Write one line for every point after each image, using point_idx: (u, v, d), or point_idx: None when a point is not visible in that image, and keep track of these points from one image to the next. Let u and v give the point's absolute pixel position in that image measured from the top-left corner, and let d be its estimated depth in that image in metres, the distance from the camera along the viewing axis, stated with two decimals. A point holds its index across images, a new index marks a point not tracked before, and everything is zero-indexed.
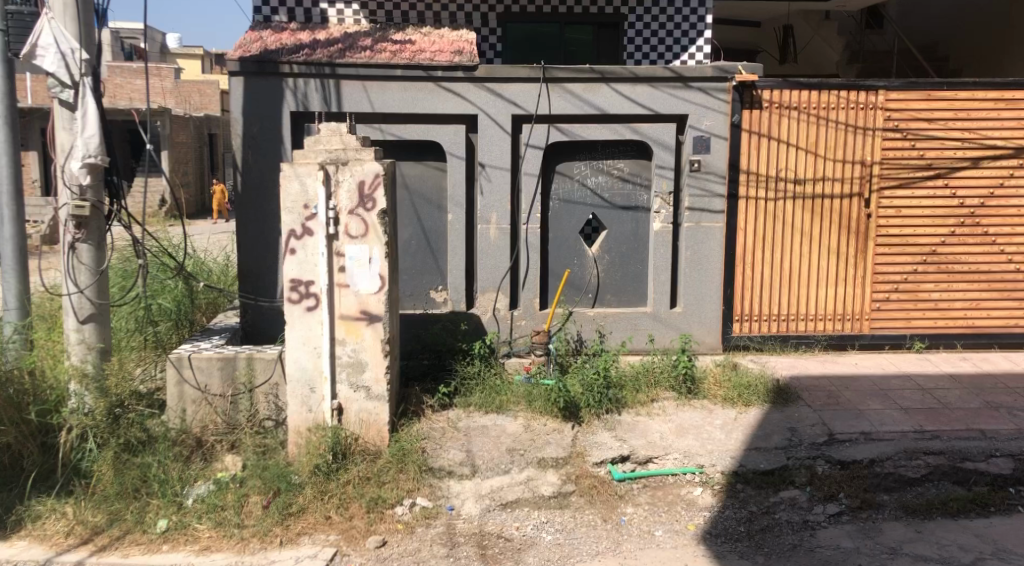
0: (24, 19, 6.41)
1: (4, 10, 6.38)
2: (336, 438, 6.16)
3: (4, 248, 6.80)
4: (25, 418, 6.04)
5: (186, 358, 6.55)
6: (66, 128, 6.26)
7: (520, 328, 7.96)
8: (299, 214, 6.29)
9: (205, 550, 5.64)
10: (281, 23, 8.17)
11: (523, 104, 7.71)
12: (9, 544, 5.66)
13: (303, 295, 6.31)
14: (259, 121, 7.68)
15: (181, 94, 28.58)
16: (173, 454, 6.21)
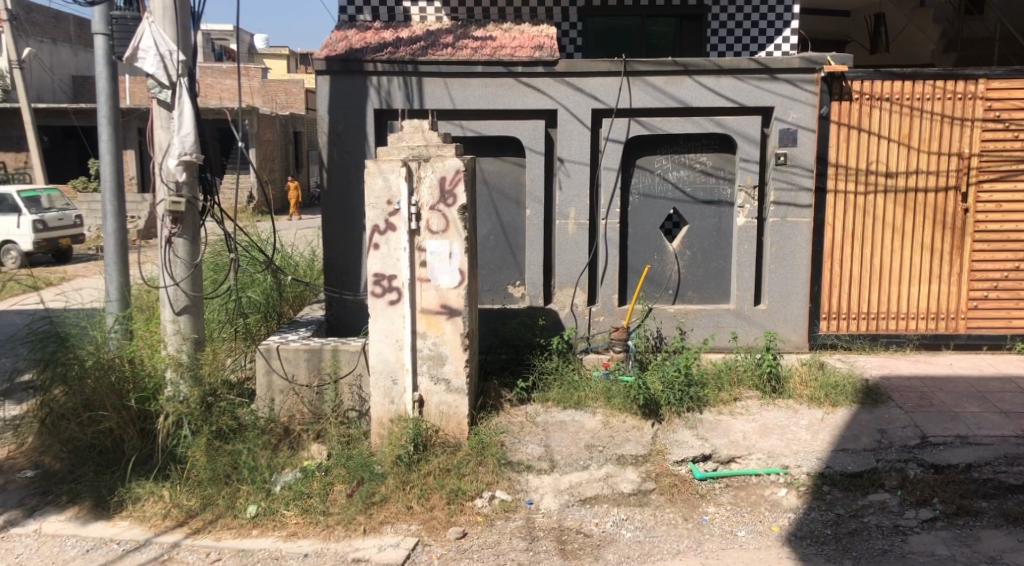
0: (126, 23, 6.66)
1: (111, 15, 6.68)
2: (418, 429, 6.25)
3: (106, 243, 7.08)
4: (126, 404, 6.33)
5: (274, 349, 6.72)
6: (164, 127, 6.47)
7: (598, 324, 7.90)
8: (382, 209, 6.38)
9: (292, 535, 5.78)
10: (366, 22, 8.31)
11: (603, 98, 7.67)
12: (112, 524, 5.94)
13: (386, 288, 6.40)
14: (344, 118, 7.83)
15: (269, 94, 29.40)
16: (263, 441, 6.36)
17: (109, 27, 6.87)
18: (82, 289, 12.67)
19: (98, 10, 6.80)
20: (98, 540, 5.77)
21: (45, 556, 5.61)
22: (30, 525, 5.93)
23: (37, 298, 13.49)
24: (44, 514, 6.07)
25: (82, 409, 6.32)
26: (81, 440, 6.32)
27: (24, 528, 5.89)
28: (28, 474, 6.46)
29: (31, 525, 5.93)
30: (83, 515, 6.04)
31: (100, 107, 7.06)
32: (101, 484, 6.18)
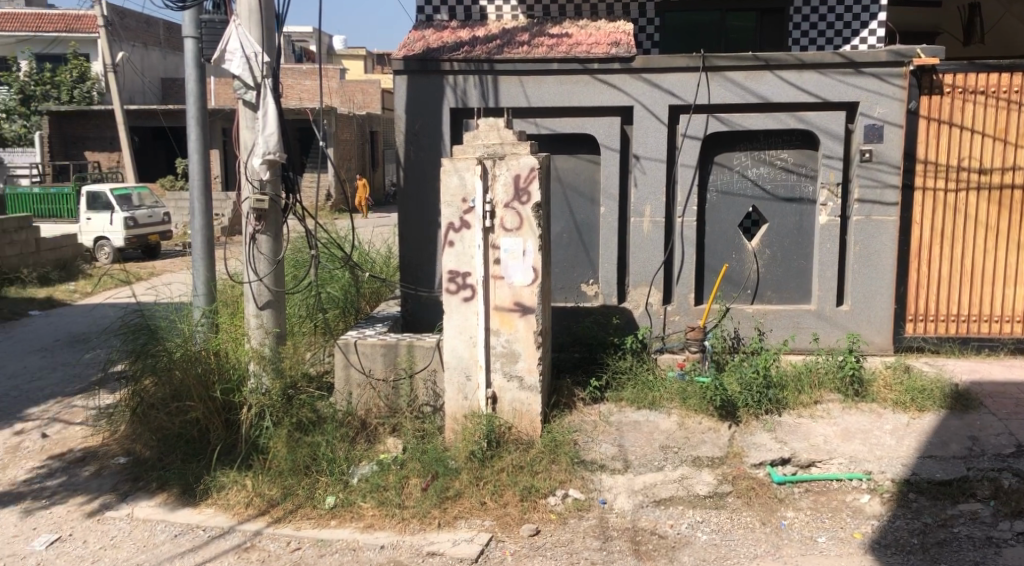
0: (215, 27, 7.08)
1: (200, 19, 7.10)
2: (491, 425, 6.27)
3: (194, 239, 7.39)
4: (211, 395, 6.50)
5: (352, 343, 6.81)
6: (249, 127, 6.63)
7: (673, 324, 7.82)
8: (458, 207, 6.43)
9: (369, 527, 5.84)
10: (443, 21, 8.37)
11: (681, 94, 7.58)
12: (197, 511, 6.08)
13: (460, 285, 6.45)
14: (421, 118, 7.90)
15: (346, 94, 29.91)
16: (340, 434, 6.49)
17: (199, 30, 7.15)
18: (171, 283, 13.06)
19: (188, 15, 7.11)
20: (185, 526, 5.91)
21: (136, 539, 5.79)
22: (122, 509, 6.14)
23: (129, 293, 13.94)
24: (135, 499, 6.27)
25: (170, 399, 6.51)
26: (170, 429, 6.54)
27: (117, 512, 6.10)
28: (121, 461, 6.74)
29: (124, 509, 6.13)
30: (171, 502, 6.20)
31: (189, 107, 7.36)
32: (188, 472, 6.36)
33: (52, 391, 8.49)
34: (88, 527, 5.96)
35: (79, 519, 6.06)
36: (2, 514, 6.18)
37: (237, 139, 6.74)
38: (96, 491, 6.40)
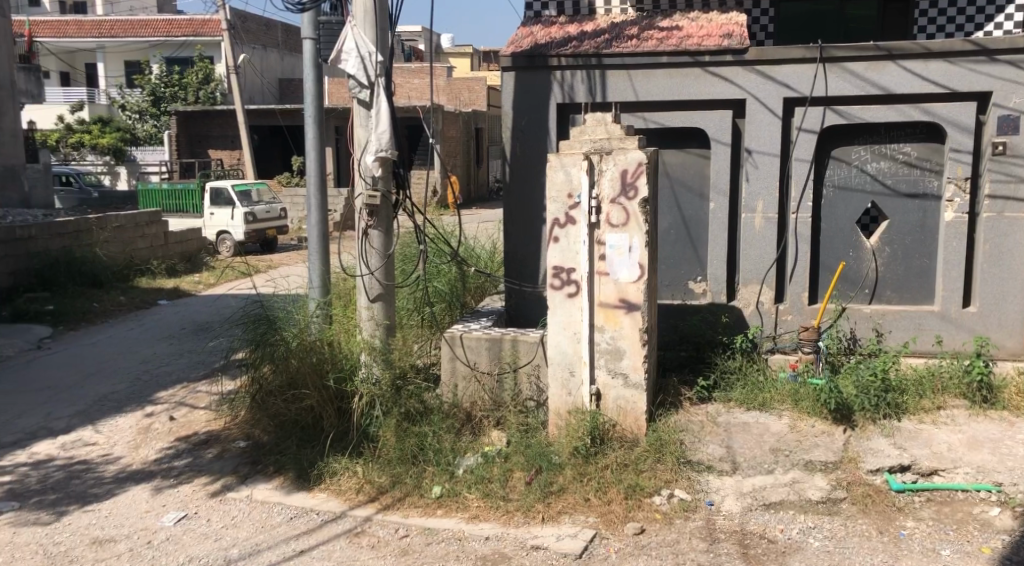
0: (332, 28, 7.32)
1: (319, 21, 7.35)
2: (595, 422, 6.21)
3: (310, 232, 7.79)
4: (325, 384, 6.61)
5: (458, 337, 6.86)
6: (364, 126, 6.80)
7: (786, 324, 7.60)
8: (563, 202, 6.39)
9: (474, 518, 5.86)
10: (551, 16, 8.34)
11: (797, 86, 7.35)
12: (311, 495, 6.25)
13: (564, 281, 6.41)
14: (526, 114, 7.89)
15: (452, 91, 30.22)
16: (446, 425, 6.57)
17: (316, 30, 7.57)
18: (289, 276, 13.45)
19: (306, 17, 7.58)
20: (300, 509, 6.07)
21: (255, 520, 5.97)
22: (243, 491, 6.34)
23: (250, 286, 14.41)
24: (254, 481, 6.47)
25: (286, 387, 6.71)
26: (286, 416, 6.72)
27: (238, 493, 6.31)
28: (241, 444, 6.96)
29: (244, 490, 6.34)
30: (287, 485, 6.37)
31: (307, 107, 7.72)
32: (303, 457, 6.52)
33: (179, 376, 8.84)
34: (211, 506, 6.17)
35: (202, 498, 6.28)
36: (134, 490, 6.45)
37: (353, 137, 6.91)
38: (219, 472, 6.63)
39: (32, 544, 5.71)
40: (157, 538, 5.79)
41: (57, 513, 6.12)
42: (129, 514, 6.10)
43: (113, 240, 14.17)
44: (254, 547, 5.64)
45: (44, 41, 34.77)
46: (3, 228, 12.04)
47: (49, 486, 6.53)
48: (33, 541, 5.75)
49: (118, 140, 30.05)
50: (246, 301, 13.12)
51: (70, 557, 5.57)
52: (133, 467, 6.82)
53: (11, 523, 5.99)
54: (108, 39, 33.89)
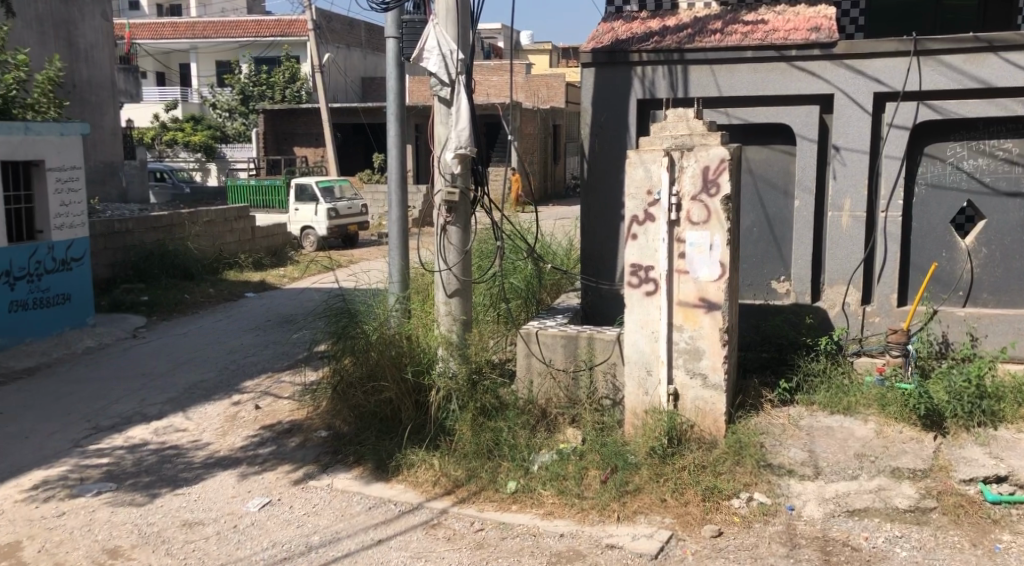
0: (415, 28, 7.41)
1: (402, 20, 7.44)
2: (673, 422, 6.12)
3: (391, 228, 7.89)
4: (403, 377, 6.66)
5: (534, 333, 6.82)
6: (444, 123, 6.83)
7: (873, 326, 7.35)
8: (642, 199, 6.30)
9: (549, 515, 5.83)
10: (633, 11, 8.22)
11: (889, 81, 7.10)
12: (389, 485, 6.31)
13: (643, 279, 6.31)
14: (606, 110, 7.80)
15: (531, 89, 30.28)
16: (522, 421, 6.54)
17: (399, 28, 7.67)
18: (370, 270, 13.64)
19: (389, 16, 7.71)
20: (378, 499, 6.14)
21: (336, 508, 6.05)
22: (324, 479, 6.43)
23: (333, 280, 14.66)
24: (335, 470, 6.56)
25: (366, 379, 6.78)
26: (366, 407, 6.81)
27: (318, 481, 6.40)
28: (323, 434, 7.07)
29: (325, 479, 6.43)
30: (366, 475, 6.45)
31: (390, 104, 7.84)
32: (381, 449, 6.60)
33: (263, 366, 9.03)
34: (294, 493, 6.27)
35: (286, 486, 6.39)
36: (221, 475, 6.59)
37: (433, 134, 6.95)
38: (301, 460, 6.74)
39: (128, 524, 5.88)
40: (242, 522, 5.91)
41: (150, 495, 6.29)
42: (217, 499, 6.23)
43: (204, 234, 14.60)
44: (334, 535, 5.72)
45: (142, 42, 35.87)
46: (102, 222, 12.47)
47: (143, 469, 6.73)
48: (129, 521, 5.92)
49: (209, 139, 30.70)
50: (328, 295, 13.32)
51: (162, 537, 5.72)
52: (221, 453, 6.98)
53: (108, 502, 6.19)
54: (201, 40, 34.90)
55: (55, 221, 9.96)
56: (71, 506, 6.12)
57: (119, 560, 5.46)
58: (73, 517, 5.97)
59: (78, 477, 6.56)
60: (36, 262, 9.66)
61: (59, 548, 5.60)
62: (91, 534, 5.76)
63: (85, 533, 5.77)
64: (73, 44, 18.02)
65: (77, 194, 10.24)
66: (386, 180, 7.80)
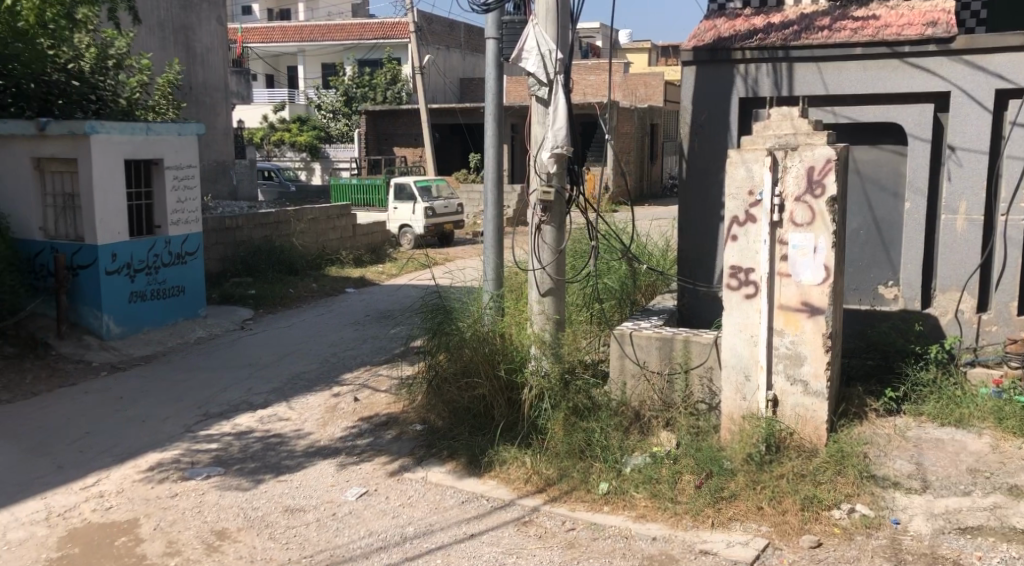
0: (515, 27, 7.58)
1: (501, 21, 7.62)
2: (771, 430, 5.91)
3: (487, 227, 7.91)
4: (496, 374, 6.72)
5: (628, 334, 6.74)
6: (540, 122, 6.81)
7: (989, 335, 6.99)
8: (743, 200, 6.15)
9: (641, 517, 5.74)
10: (736, 8, 7.97)
11: (1013, 78, 6.76)
12: (481, 481, 6.32)
13: (742, 282, 6.15)
14: (707, 109, 7.65)
15: (629, 86, 30.04)
16: (614, 422, 6.46)
17: (499, 31, 7.67)
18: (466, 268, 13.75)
19: (489, 17, 7.64)
20: (471, 494, 6.16)
21: (430, 501, 6.09)
22: (418, 472, 6.50)
23: (430, 278, 14.86)
24: (429, 464, 6.62)
25: (460, 375, 6.83)
26: (459, 403, 6.83)
27: (413, 475, 6.47)
28: (418, 428, 7.15)
29: (420, 472, 6.50)
30: (460, 470, 6.48)
31: (487, 104, 7.86)
32: (475, 444, 6.63)
33: (361, 360, 9.19)
34: (390, 484, 6.35)
35: (382, 477, 6.47)
36: (322, 464, 6.71)
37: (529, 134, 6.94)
38: (398, 453, 6.84)
39: (234, 507, 6.03)
40: (341, 510, 6.00)
41: (255, 480, 6.45)
42: (317, 487, 6.34)
43: (308, 231, 14.97)
44: (428, 527, 5.76)
45: (253, 46, 37.04)
46: (215, 218, 12.86)
47: (249, 455, 6.91)
48: (235, 504, 6.07)
49: (314, 139, 31.47)
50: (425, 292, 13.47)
51: (266, 521, 5.86)
52: (321, 443, 7.11)
53: (216, 486, 6.36)
54: (309, 44, 35.90)
55: (172, 217, 10.33)
56: (182, 488, 6.32)
57: (226, 542, 5.60)
58: (185, 499, 6.15)
59: (189, 461, 6.78)
60: (155, 255, 10.05)
61: (172, 527, 5.77)
62: (201, 516, 5.92)
63: (195, 514, 5.94)
64: (190, 49, 18.69)
65: (192, 192, 10.57)
66: (483, 181, 7.84)
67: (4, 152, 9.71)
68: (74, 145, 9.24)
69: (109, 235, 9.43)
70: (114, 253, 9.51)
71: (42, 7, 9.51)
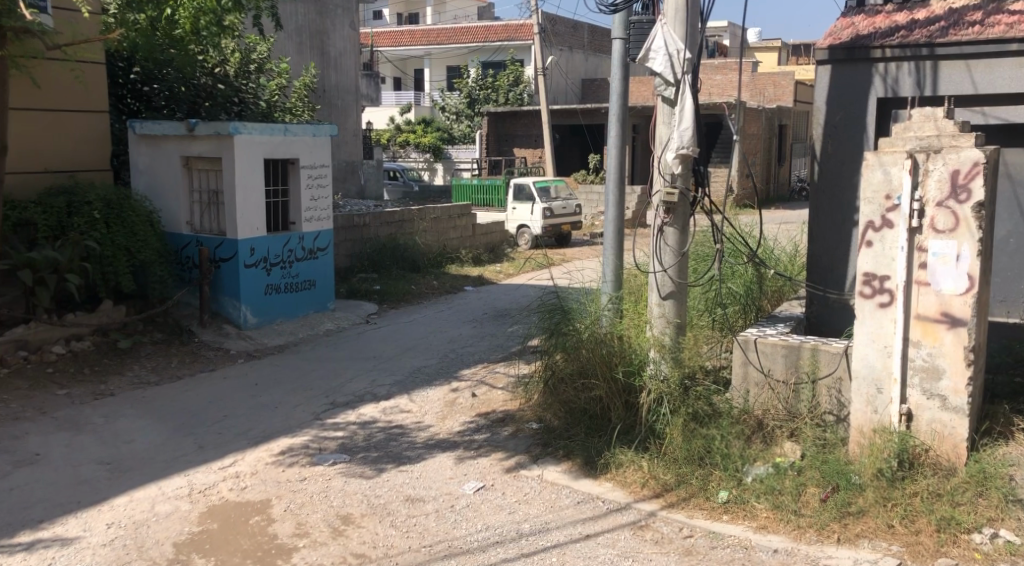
0: (643, 27, 7.35)
1: (630, 21, 7.42)
2: (904, 445, 5.64)
3: (607, 227, 7.85)
4: (614, 376, 6.62)
5: (752, 341, 6.54)
6: (665, 122, 6.70)
7: None
8: (880, 204, 5.87)
9: (762, 529, 5.56)
10: (876, 4, 7.62)
11: None
12: (597, 483, 6.25)
13: (876, 290, 5.89)
14: (842, 109, 7.36)
15: (757, 86, 29.37)
16: (736, 431, 6.28)
17: (626, 30, 7.61)
18: (586, 269, 13.72)
19: (618, 16, 7.65)
20: (587, 495, 6.10)
21: (546, 499, 6.06)
22: (535, 470, 6.48)
23: (547, 278, 14.86)
24: (545, 462, 6.60)
25: (577, 376, 6.79)
26: (576, 404, 6.80)
27: (530, 472, 6.46)
28: (534, 426, 7.14)
29: (536, 470, 6.48)
30: (575, 471, 6.44)
31: (612, 104, 7.80)
32: (591, 446, 6.56)
33: (480, 356, 9.27)
34: (506, 480, 6.35)
35: (499, 472, 6.48)
36: (441, 457, 6.78)
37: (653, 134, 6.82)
38: (514, 450, 6.84)
39: (358, 494, 6.15)
40: (459, 503, 6.04)
41: (378, 469, 6.56)
42: (437, 479, 6.40)
43: (430, 230, 15.23)
44: (544, 525, 5.73)
45: (381, 50, 37.90)
46: (344, 216, 13.23)
47: (372, 444, 7.04)
48: (359, 491, 6.19)
49: (437, 140, 31.90)
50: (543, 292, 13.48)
51: (388, 509, 5.95)
52: (441, 436, 7.19)
53: (342, 472, 6.50)
54: (435, 47, 36.56)
55: (307, 214, 10.65)
56: (311, 473, 6.49)
57: (350, 527, 5.72)
58: (313, 483, 6.31)
59: (318, 447, 6.96)
60: (289, 250, 10.39)
61: (301, 510, 5.93)
62: (328, 500, 6.06)
63: (323, 498, 6.09)
64: (324, 53, 19.29)
65: (325, 191, 10.88)
66: (605, 181, 7.80)
67: (155, 152, 10.15)
68: (218, 145, 9.64)
69: (248, 230, 9.79)
70: (253, 247, 9.88)
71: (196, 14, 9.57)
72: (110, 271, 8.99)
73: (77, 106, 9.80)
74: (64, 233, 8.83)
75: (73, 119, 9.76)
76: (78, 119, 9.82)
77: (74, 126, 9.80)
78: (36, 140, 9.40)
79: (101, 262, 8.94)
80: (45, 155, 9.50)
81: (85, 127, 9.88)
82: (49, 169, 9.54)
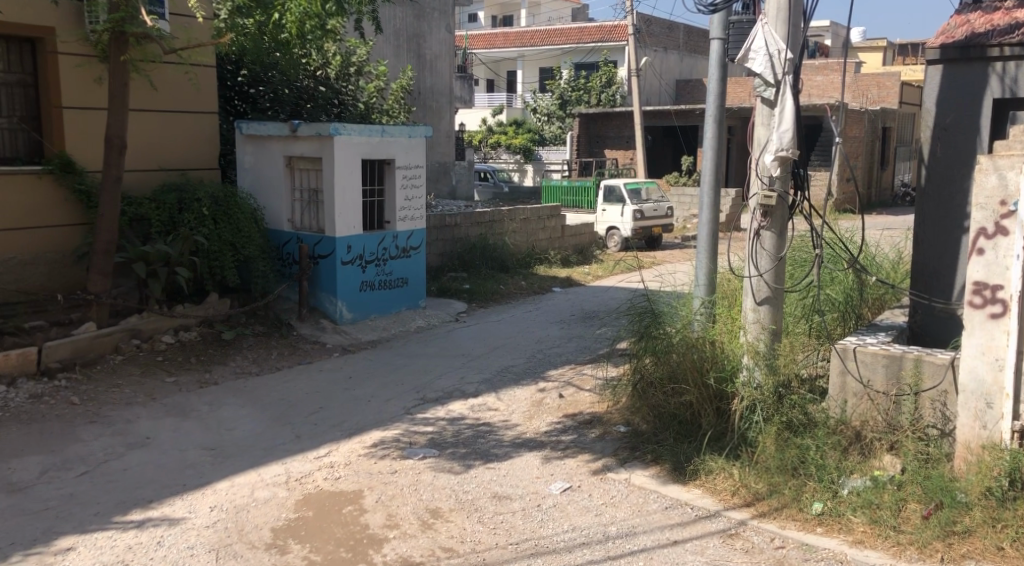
0: (742, 27, 7.15)
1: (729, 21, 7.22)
2: (1016, 463, 5.34)
3: (701, 230, 7.71)
4: (705, 382, 6.48)
5: (852, 350, 6.25)
6: (764, 124, 6.47)
7: None
8: (994, 210, 5.61)
9: (858, 543, 5.36)
10: (994, 2, 7.20)
11: None
12: (686, 489, 6.13)
13: (987, 300, 5.59)
14: (954, 111, 7.06)
15: (860, 87, 28.46)
16: (832, 442, 6.06)
17: (725, 31, 7.46)
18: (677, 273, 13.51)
19: (716, 17, 7.50)
20: (676, 500, 5.99)
21: (633, 503, 5.97)
22: (622, 473, 6.39)
23: (637, 280, 14.69)
24: (632, 465, 6.50)
25: (667, 380, 6.69)
26: (665, 408, 6.69)
27: (617, 475, 6.37)
28: (621, 429, 7.05)
29: (623, 473, 6.39)
30: (664, 475, 6.32)
31: (708, 104, 7.63)
32: (679, 451, 6.43)
33: (567, 358, 9.21)
34: (594, 482, 6.28)
35: (586, 474, 6.41)
36: (528, 456, 6.75)
37: (751, 135, 6.61)
38: (601, 452, 6.76)
39: (447, 489, 6.16)
40: (545, 502, 5.99)
41: (466, 465, 6.57)
42: (524, 477, 6.37)
43: (520, 231, 15.26)
44: (631, 529, 5.64)
45: (476, 51, 38.21)
46: (436, 215, 13.31)
47: (460, 440, 7.05)
48: (448, 486, 6.20)
49: (528, 141, 32.36)
50: (632, 294, 13.34)
51: (475, 505, 5.94)
52: (528, 435, 7.16)
53: (432, 467, 6.53)
54: (529, 48, 36.63)
55: (401, 213, 10.75)
56: (401, 466, 6.54)
57: (439, 520, 5.73)
58: (404, 476, 6.36)
59: (408, 441, 7.00)
60: (383, 248, 10.51)
61: (392, 502, 5.97)
62: (417, 493, 6.09)
63: (412, 491, 6.12)
64: (421, 55, 19.52)
65: (419, 190, 10.96)
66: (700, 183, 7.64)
67: (258, 149, 10.42)
68: (319, 145, 9.84)
69: (345, 228, 9.95)
70: (350, 245, 10.06)
71: (302, 19, 9.46)
72: (217, 265, 9.26)
73: (190, 107, 10.09)
74: (175, 228, 9.14)
75: (186, 119, 10.07)
76: (191, 119, 10.12)
77: (187, 126, 10.11)
78: (151, 139, 9.74)
79: (209, 255, 9.24)
80: (161, 154, 9.83)
81: (197, 127, 10.19)
82: (164, 167, 9.88)
